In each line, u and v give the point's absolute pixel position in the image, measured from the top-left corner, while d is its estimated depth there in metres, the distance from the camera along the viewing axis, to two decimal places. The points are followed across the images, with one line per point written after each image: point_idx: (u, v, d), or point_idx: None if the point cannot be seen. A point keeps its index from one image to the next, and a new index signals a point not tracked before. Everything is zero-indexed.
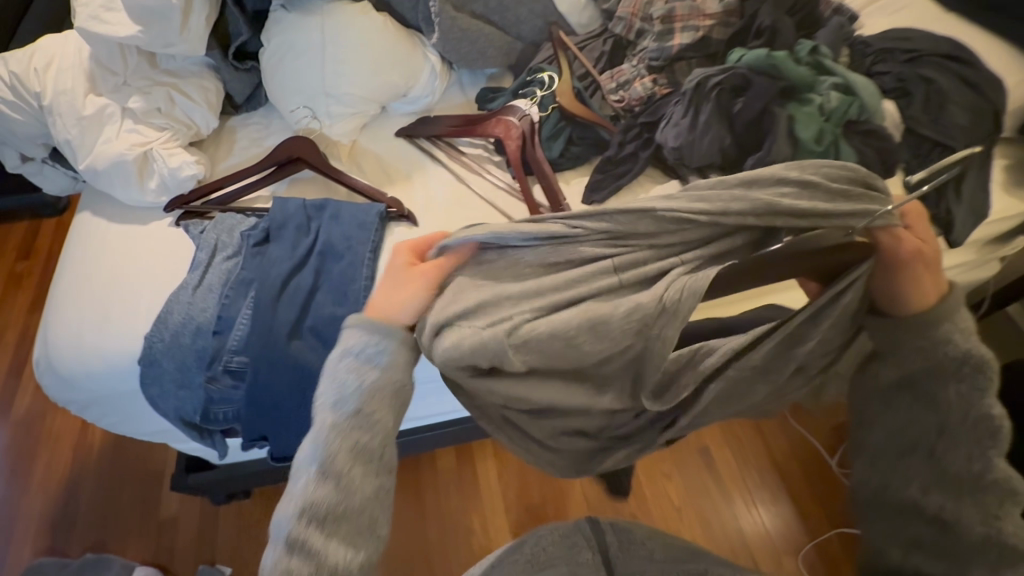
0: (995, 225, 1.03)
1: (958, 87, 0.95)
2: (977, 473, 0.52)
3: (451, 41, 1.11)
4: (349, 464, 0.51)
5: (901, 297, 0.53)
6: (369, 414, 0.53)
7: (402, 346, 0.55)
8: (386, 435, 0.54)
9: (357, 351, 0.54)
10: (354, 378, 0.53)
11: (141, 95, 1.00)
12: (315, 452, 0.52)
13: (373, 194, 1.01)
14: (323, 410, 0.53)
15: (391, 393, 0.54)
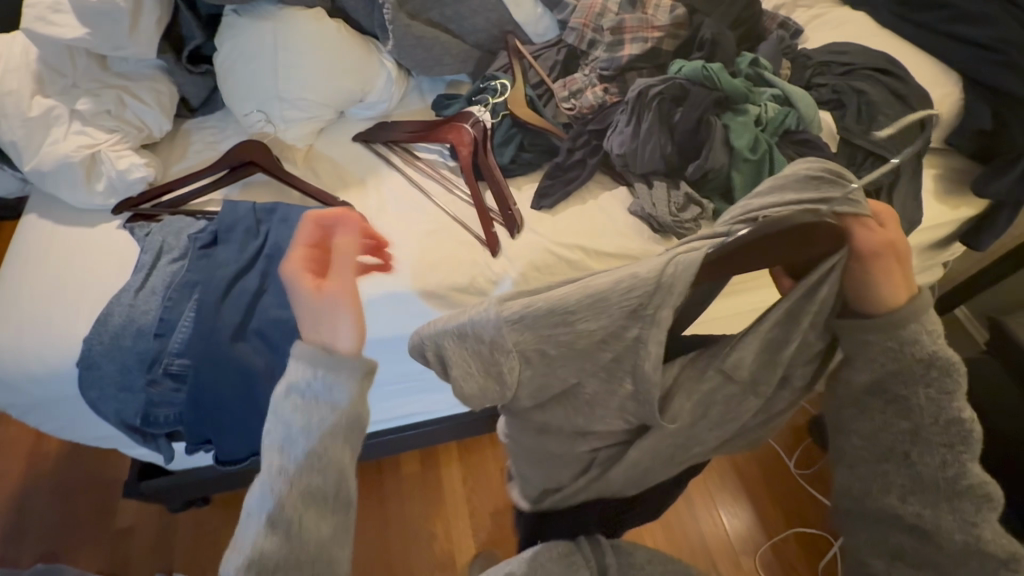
0: (929, 232, 1.07)
1: (887, 99, 0.99)
2: (955, 477, 0.48)
3: (406, 48, 1.13)
4: (299, 508, 0.42)
5: (882, 291, 0.49)
6: (321, 450, 0.45)
7: (355, 377, 0.47)
8: (341, 471, 0.45)
9: (302, 386, 0.46)
10: (301, 420, 0.45)
11: (90, 97, 0.99)
12: (264, 496, 0.43)
13: (325, 198, 1.01)
14: (270, 451, 0.45)
15: (345, 426, 0.46)
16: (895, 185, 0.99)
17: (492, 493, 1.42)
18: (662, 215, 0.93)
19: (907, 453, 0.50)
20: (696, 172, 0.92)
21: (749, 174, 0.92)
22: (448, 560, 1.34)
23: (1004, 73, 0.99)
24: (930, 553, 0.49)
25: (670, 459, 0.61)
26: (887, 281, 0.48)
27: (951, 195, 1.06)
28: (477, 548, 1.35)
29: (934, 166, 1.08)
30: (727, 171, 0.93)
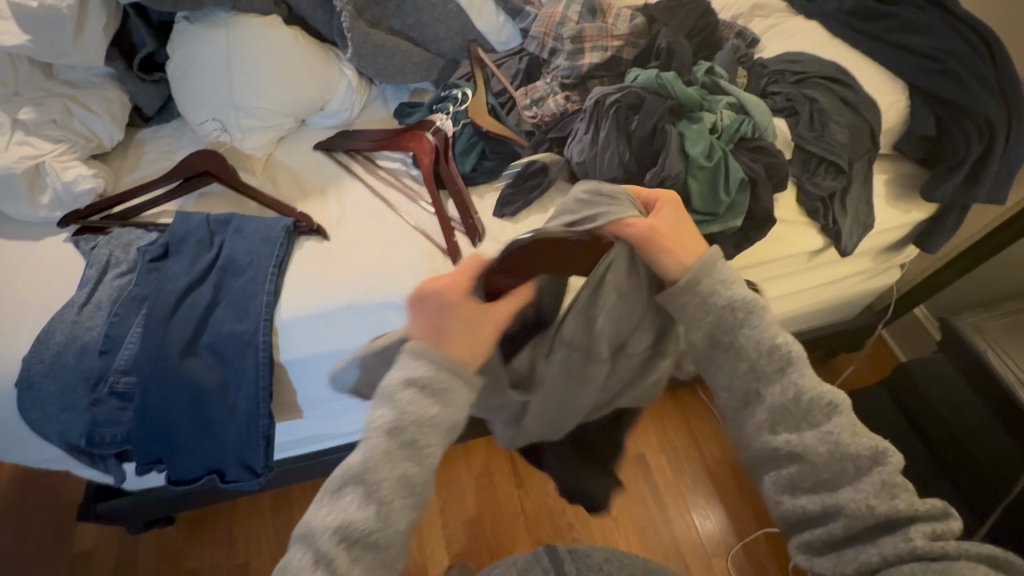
0: (881, 235, 1.10)
1: (837, 106, 1.02)
2: (799, 396, 0.53)
3: (366, 56, 1.12)
4: (393, 496, 0.45)
5: (666, 264, 0.56)
6: (424, 447, 0.47)
7: (471, 382, 0.50)
8: (432, 469, 0.48)
9: (421, 380, 0.47)
10: (415, 411, 0.46)
11: (34, 107, 0.96)
12: (358, 470, 0.45)
13: (282, 208, 0.99)
14: (376, 432, 0.46)
15: (445, 431, 0.48)
16: (848, 189, 1.01)
17: (464, 503, 1.39)
18: None
19: (756, 386, 0.54)
20: (654, 180, 0.92)
21: (704, 180, 0.92)
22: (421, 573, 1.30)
23: (948, 82, 1.02)
24: (817, 472, 0.52)
25: (564, 420, 0.64)
26: (661, 252, 0.56)
27: (901, 199, 1.09)
28: (450, 560, 1.32)
29: (886, 172, 1.11)
30: (684, 178, 0.93)
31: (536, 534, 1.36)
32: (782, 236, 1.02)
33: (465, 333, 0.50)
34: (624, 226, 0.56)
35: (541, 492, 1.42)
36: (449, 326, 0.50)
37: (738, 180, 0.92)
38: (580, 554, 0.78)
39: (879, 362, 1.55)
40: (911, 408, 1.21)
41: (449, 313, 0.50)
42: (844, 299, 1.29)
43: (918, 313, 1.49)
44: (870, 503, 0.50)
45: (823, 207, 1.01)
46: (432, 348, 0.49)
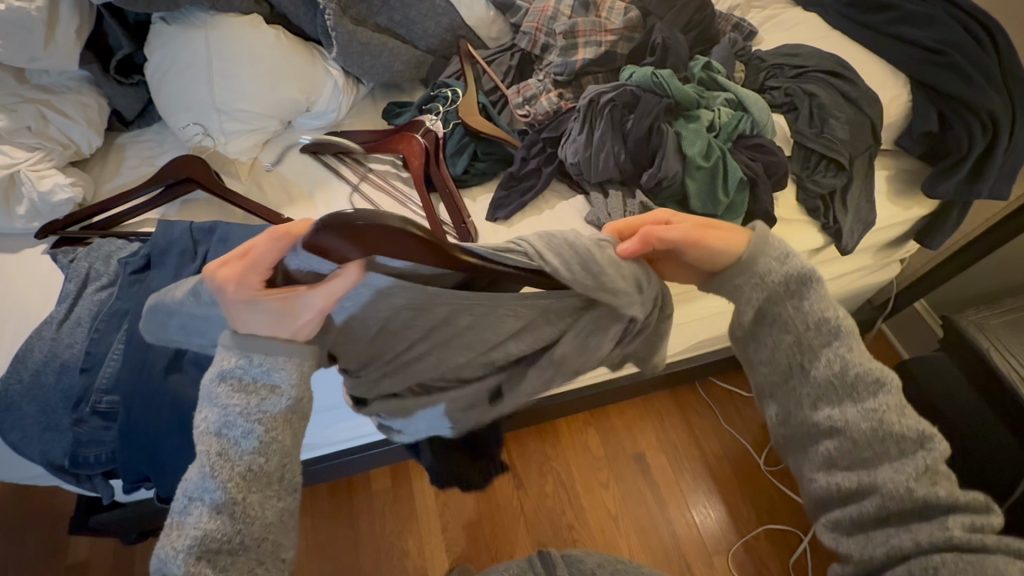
0: (881, 231, 1.08)
1: (838, 101, 0.99)
2: (845, 370, 0.53)
3: (352, 55, 1.08)
4: (242, 490, 0.45)
5: (718, 254, 0.56)
6: (262, 435, 0.47)
7: (294, 361, 0.49)
8: (284, 456, 0.48)
9: (235, 374, 0.47)
10: (240, 402, 0.47)
11: (6, 114, 0.92)
12: (202, 483, 0.45)
13: (268, 215, 0.96)
14: (207, 436, 0.46)
15: (285, 411, 0.48)
16: (849, 186, 0.99)
17: (463, 506, 1.38)
18: None
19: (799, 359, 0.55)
20: (650, 180, 0.90)
21: (702, 181, 0.90)
22: None
23: (950, 75, 0.99)
24: (858, 450, 0.51)
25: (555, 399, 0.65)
26: (716, 242, 0.56)
27: (902, 195, 1.07)
28: (449, 562, 1.31)
29: (886, 167, 1.09)
30: (681, 179, 0.91)
31: (536, 535, 1.35)
32: (782, 235, 0.99)
33: (270, 323, 0.47)
34: (667, 231, 0.56)
35: (540, 492, 1.41)
36: (250, 318, 0.47)
37: (737, 180, 0.89)
38: (574, 560, 0.76)
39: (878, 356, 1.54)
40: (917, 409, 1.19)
41: (242, 307, 0.46)
42: (844, 295, 1.28)
43: (918, 306, 1.47)
44: (910, 486, 0.49)
45: (824, 205, 0.99)
46: (240, 336, 0.48)
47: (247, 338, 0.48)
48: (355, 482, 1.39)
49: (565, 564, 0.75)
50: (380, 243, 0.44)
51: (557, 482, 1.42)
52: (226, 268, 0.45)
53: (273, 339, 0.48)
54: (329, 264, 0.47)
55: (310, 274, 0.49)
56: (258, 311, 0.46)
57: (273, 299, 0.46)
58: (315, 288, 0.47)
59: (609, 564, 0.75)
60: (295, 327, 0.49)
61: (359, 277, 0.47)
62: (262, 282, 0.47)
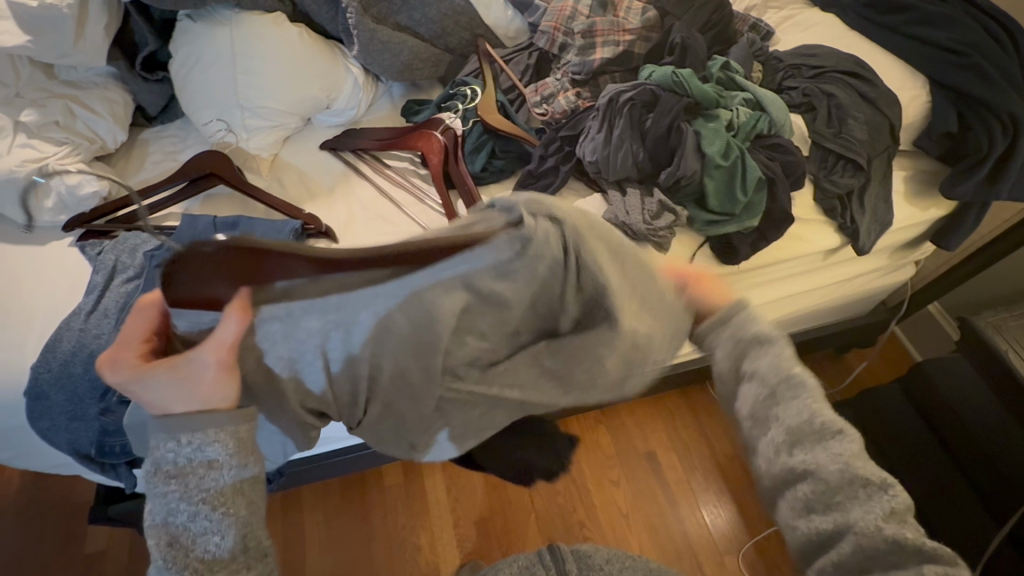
0: (897, 233, 1.08)
1: (857, 102, 1.00)
2: (809, 419, 0.52)
3: (372, 53, 1.10)
4: (200, 573, 0.48)
5: None
6: (213, 513, 0.49)
7: (226, 432, 0.49)
8: (244, 526, 0.50)
9: (169, 464, 0.49)
10: (179, 488, 0.49)
11: (36, 108, 0.94)
12: (164, 572, 0.48)
13: (289, 209, 0.97)
14: (156, 528, 0.49)
15: (233, 482, 0.50)
16: (867, 186, 0.99)
17: (474, 500, 1.39)
18: (636, 223, 0.90)
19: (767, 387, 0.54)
20: (669, 179, 0.91)
21: (720, 180, 0.91)
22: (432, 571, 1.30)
23: (970, 76, 0.99)
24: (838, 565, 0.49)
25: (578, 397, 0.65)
26: None
27: (919, 196, 1.07)
28: (461, 558, 1.32)
29: (904, 168, 1.09)
30: (700, 178, 0.91)
31: (546, 531, 1.36)
32: (799, 234, 0.99)
33: (177, 394, 0.47)
34: None
35: (551, 490, 1.41)
36: (155, 397, 0.47)
37: (755, 180, 0.90)
38: (583, 555, 0.76)
39: (892, 359, 1.55)
40: (932, 413, 1.20)
41: (134, 385, 0.46)
42: (857, 296, 1.28)
43: (932, 308, 1.47)
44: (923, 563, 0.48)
45: (841, 205, 0.99)
46: (162, 418, 0.48)
47: (169, 419, 0.48)
48: (367, 477, 1.40)
49: (576, 560, 0.75)
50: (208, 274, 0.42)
51: (567, 480, 1.43)
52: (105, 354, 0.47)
53: (189, 413, 0.48)
54: (212, 314, 0.45)
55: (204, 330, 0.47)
56: (158, 390, 0.47)
57: (161, 368, 0.46)
58: (201, 345, 0.45)
59: (620, 559, 0.75)
60: (204, 392, 0.48)
61: (240, 319, 0.45)
62: (144, 355, 0.48)
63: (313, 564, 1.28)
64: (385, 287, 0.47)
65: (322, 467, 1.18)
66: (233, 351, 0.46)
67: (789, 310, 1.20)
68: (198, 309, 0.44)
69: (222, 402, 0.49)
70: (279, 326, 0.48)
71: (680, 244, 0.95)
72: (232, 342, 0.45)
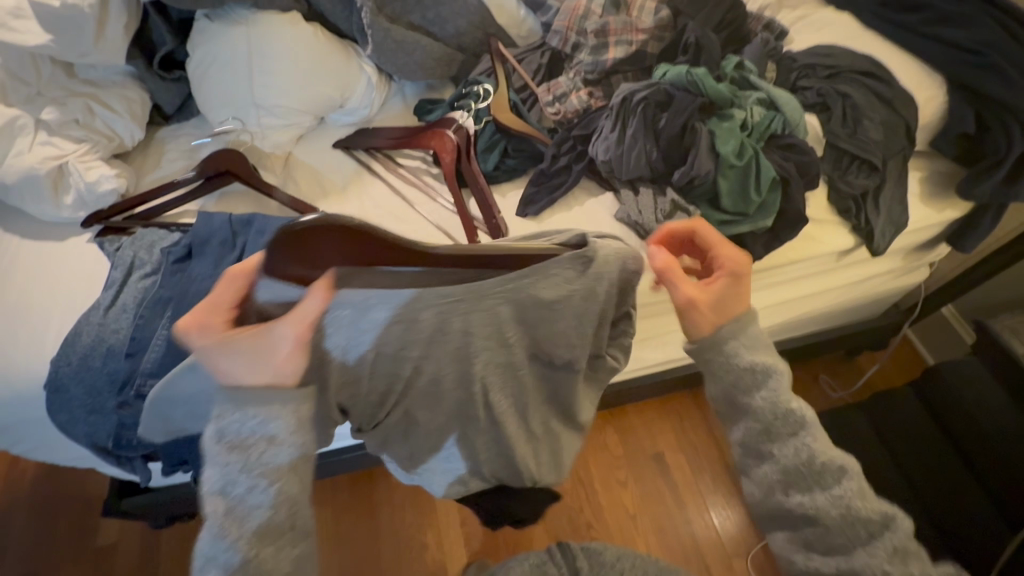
0: (912, 234, 1.07)
1: (873, 102, 0.99)
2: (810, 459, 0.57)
3: (386, 52, 1.11)
4: (254, 547, 0.47)
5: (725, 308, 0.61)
6: (269, 487, 0.48)
7: (290, 408, 0.50)
8: (293, 504, 0.50)
9: (231, 434, 0.48)
10: (239, 459, 0.48)
11: (56, 107, 0.96)
12: (215, 543, 0.47)
13: (304, 208, 0.98)
14: (212, 497, 0.48)
15: (289, 460, 0.50)
16: (882, 187, 0.99)
17: None
18: (649, 222, 0.91)
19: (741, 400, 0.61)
20: (683, 179, 0.90)
21: (734, 180, 0.91)
22: (440, 569, 1.30)
23: (988, 76, 0.98)
24: None
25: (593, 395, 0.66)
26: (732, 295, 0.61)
27: (935, 198, 1.06)
28: (468, 556, 1.32)
29: (920, 169, 1.08)
30: (713, 178, 0.91)
31: (554, 530, 1.36)
32: (813, 235, 0.99)
33: (250, 364, 0.48)
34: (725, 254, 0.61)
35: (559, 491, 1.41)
36: (229, 366, 0.48)
37: (769, 180, 0.89)
38: (592, 553, 0.76)
39: (904, 361, 1.53)
40: (947, 418, 1.19)
41: (215, 349, 0.47)
42: (870, 298, 1.27)
43: (945, 311, 1.46)
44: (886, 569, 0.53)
45: (856, 206, 0.98)
46: (228, 388, 0.48)
47: (237, 390, 0.48)
48: (375, 474, 1.41)
49: (585, 558, 0.75)
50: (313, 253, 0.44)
51: (575, 479, 1.43)
52: (189, 316, 0.47)
53: (256, 384, 0.49)
54: (297, 289, 0.47)
55: (280, 305, 0.49)
56: (232, 357, 0.47)
57: (243, 335, 0.47)
58: (285, 318, 0.47)
59: (630, 558, 0.75)
60: (275, 366, 0.49)
61: (327, 296, 0.47)
62: (227, 322, 0.48)
63: (322, 560, 1.29)
64: (450, 288, 0.50)
65: (331, 463, 1.19)
66: (311, 326, 0.48)
67: (801, 312, 1.19)
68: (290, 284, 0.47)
69: (289, 377, 0.49)
70: (347, 311, 0.49)
71: None
72: (314, 317, 0.48)
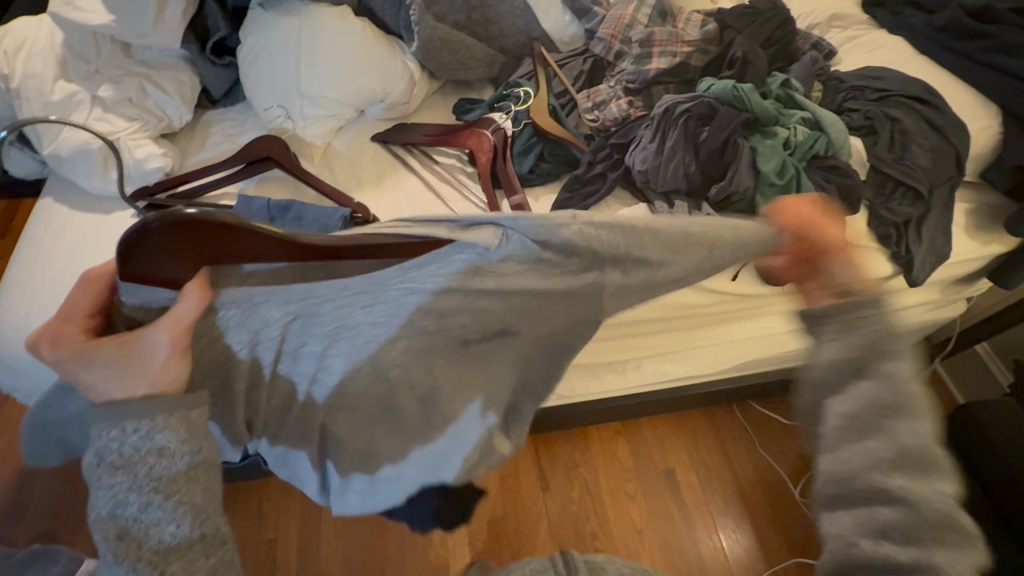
0: (955, 266, 1.04)
1: (922, 129, 0.97)
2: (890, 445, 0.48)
3: (431, 50, 1.12)
4: (159, 566, 0.45)
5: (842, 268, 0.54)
6: (163, 502, 0.45)
7: (176, 416, 0.46)
8: (198, 515, 0.47)
9: (113, 456, 0.45)
10: (124, 479, 0.44)
11: (112, 85, 1.00)
12: (114, 569, 0.45)
13: (340, 197, 1.00)
14: (103, 521, 0.45)
15: (184, 469, 0.46)
16: (926, 217, 0.96)
17: (489, 500, 1.39)
18: None
19: (851, 347, 0.50)
20: (720, 194, 0.90)
21: (773, 198, 0.89)
22: (442, 566, 1.30)
23: None
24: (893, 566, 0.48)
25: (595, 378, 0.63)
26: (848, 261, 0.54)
27: (981, 230, 1.03)
28: (471, 556, 1.32)
29: (967, 200, 1.05)
30: (751, 196, 0.90)
31: (557, 537, 1.35)
32: (849, 261, 0.97)
33: (118, 373, 0.44)
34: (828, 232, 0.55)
35: (565, 498, 1.40)
36: (93, 379, 0.44)
37: None
38: (595, 566, 0.73)
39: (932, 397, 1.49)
40: (980, 459, 1.13)
41: (74, 363, 0.43)
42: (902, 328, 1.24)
43: (980, 348, 1.42)
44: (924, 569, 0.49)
45: (896, 234, 0.96)
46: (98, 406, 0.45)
47: (109, 406, 0.44)
48: None
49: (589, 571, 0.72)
50: (192, 245, 0.43)
51: (583, 488, 1.42)
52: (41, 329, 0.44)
53: (133, 400, 0.45)
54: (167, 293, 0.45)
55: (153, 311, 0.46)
56: (98, 370, 0.44)
57: (105, 344, 0.43)
58: (155, 323, 0.44)
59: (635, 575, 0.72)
60: (149, 373, 0.45)
61: (202, 294, 0.45)
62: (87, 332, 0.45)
63: (327, 548, 1.31)
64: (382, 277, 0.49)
65: None
66: (189, 331, 0.45)
67: None
68: (164, 287, 0.45)
69: (169, 385, 0.46)
70: (236, 311, 0.48)
71: None
72: (191, 322, 0.45)
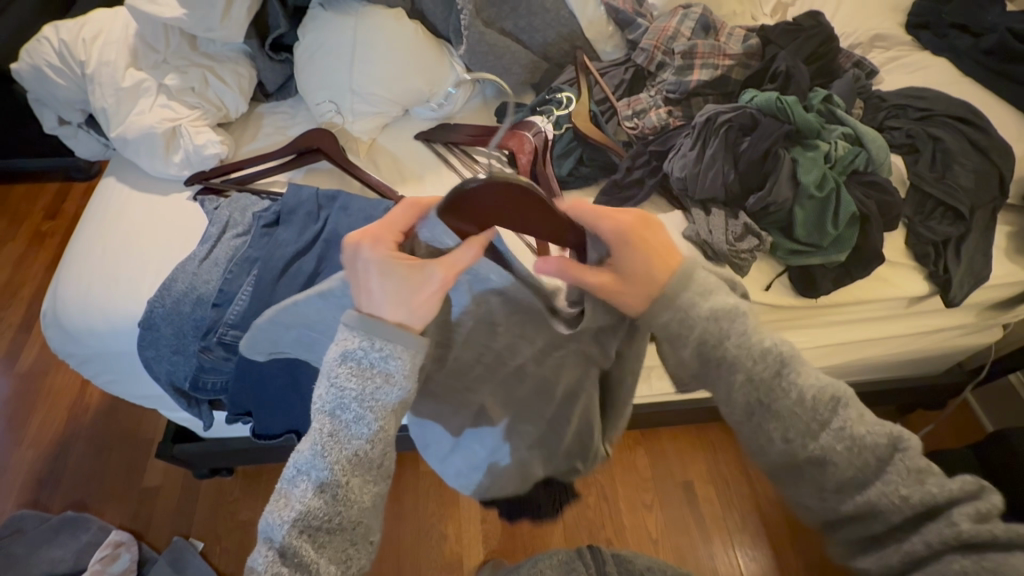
0: (994, 289, 1.03)
1: (964, 149, 0.98)
2: (802, 398, 0.48)
3: (478, 54, 1.16)
4: (347, 474, 0.46)
5: None
6: (373, 422, 0.47)
7: (410, 352, 0.48)
8: (387, 445, 0.48)
9: (355, 356, 0.47)
10: (356, 387, 0.46)
11: (177, 74, 1.06)
12: (311, 460, 0.46)
13: (385, 190, 1.04)
14: (321, 414, 0.47)
15: (396, 402, 0.48)
16: (967, 236, 0.95)
17: None
18: (719, 242, 0.90)
19: (759, 399, 0.49)
20: (758, 204, 0.91)
21: (812, 210, 0.90)
22: (456, 562, 1.32)
23: None
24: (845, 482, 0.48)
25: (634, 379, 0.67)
26: None
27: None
28: (485, 554, 1.33)
29: (1009, 224, 1.04)
30: (790, 207, 0.91)
31: (570, 541, 1.36)
32: (884, 277, 0.97)
33: (393, 293, 0.47)
34: None
35: (580, 503, 1.41)
36: (375, 287, 0.47)
37: (849, 215, 0.89)
38: (621, 560, 0.74)
39: (960, 427, 1.46)
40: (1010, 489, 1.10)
41: (375, 266, 0.46)
42: (936, 351, 1.21)
43: (1013, 378, 1.39)
44: (903, 494, 0.47)
45: (935, 252, 0.95)
46: (365, 315, 0.47)
47: (370, 319, 0.47)
48: (403, 463, 1.44)
49: (612, 567, 0.73)
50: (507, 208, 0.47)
51: (599, 496, 1.42)
52: (364, 230, 0.48)
53: (391, 322, 0.47)
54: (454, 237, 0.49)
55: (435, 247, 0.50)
56: (381, 286, 0.47)
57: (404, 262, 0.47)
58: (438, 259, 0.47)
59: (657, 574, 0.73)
60: (415, 304, 0.47)
61: (480, 251, 0.49)
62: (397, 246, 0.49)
63: None
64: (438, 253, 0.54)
65: None
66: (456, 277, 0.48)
67: (861, 357, 1.16)
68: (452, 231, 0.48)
69: (417, 322, 0.48)
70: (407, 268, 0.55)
71: (758, 270, 0.95)
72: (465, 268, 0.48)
